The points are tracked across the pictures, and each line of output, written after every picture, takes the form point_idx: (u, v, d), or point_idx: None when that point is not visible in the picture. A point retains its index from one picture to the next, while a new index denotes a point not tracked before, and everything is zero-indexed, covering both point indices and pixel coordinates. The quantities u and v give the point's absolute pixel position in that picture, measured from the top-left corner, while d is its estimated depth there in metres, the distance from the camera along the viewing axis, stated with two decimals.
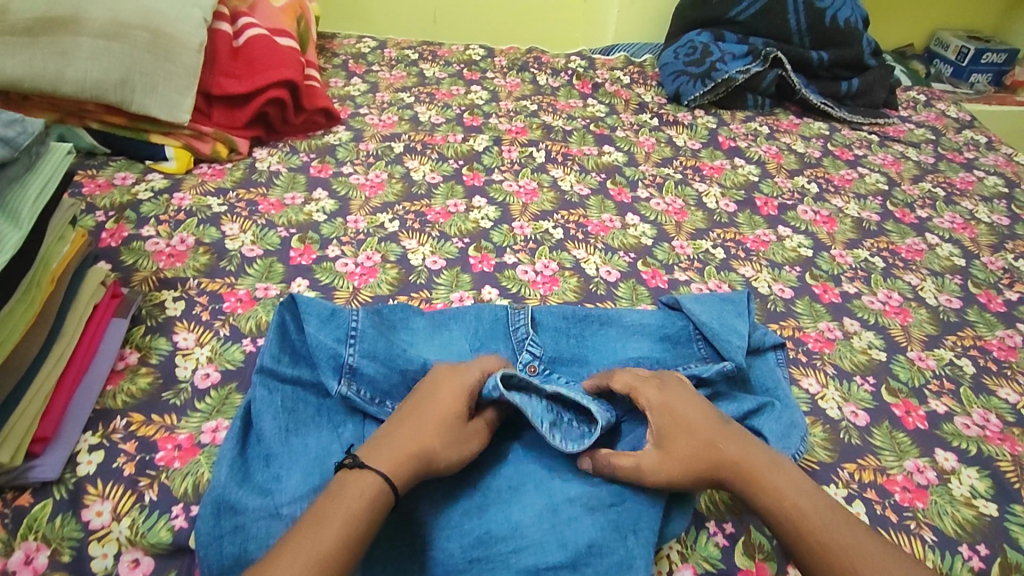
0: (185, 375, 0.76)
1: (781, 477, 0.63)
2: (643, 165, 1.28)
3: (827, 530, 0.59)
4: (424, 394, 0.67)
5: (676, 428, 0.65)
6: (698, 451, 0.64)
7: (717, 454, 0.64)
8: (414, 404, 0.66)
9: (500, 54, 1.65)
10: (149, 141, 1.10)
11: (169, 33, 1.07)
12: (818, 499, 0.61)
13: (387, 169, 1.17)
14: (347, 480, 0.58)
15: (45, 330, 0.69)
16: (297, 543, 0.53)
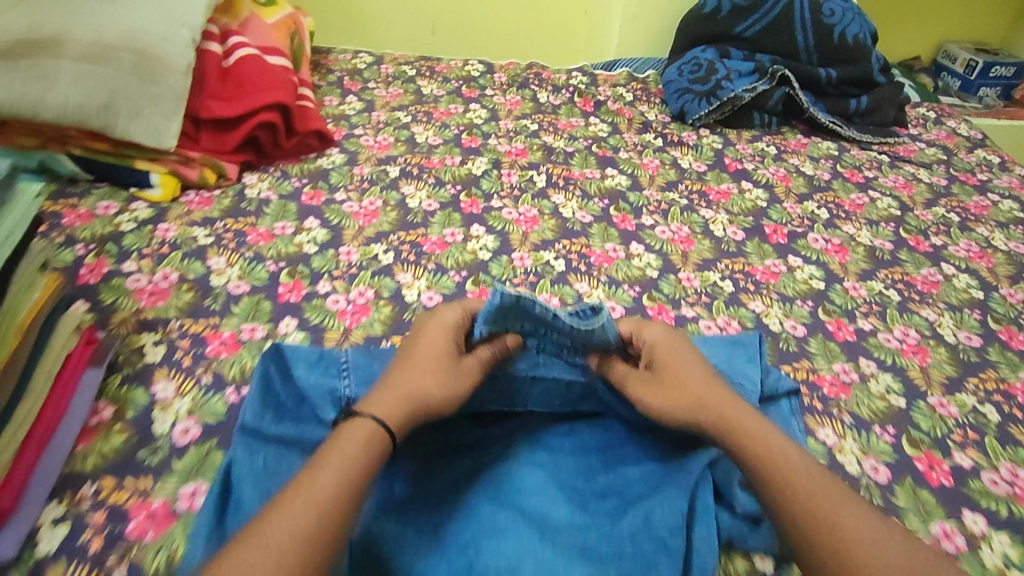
0: (163, 430, 0.71)
1: (761, 420, 0.67)
2: (647, 189, 1.23)
3: (805, 477, 0.61)
4: (412, 342, 0.74)
5: (668, 381, 0.70)
6: (684, 394, 0.69)
7: (702, 394, 0.69)
8: (405, 353, 0.72)
9: (499, 70, 1.60)
10: (134, 166, 1.05)
11: (155, 54, 1.03)
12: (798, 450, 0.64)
13: (382, 196, 1.12)
14: (348, 426, 0.63)
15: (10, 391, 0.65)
16: (292, 502, 0.55)
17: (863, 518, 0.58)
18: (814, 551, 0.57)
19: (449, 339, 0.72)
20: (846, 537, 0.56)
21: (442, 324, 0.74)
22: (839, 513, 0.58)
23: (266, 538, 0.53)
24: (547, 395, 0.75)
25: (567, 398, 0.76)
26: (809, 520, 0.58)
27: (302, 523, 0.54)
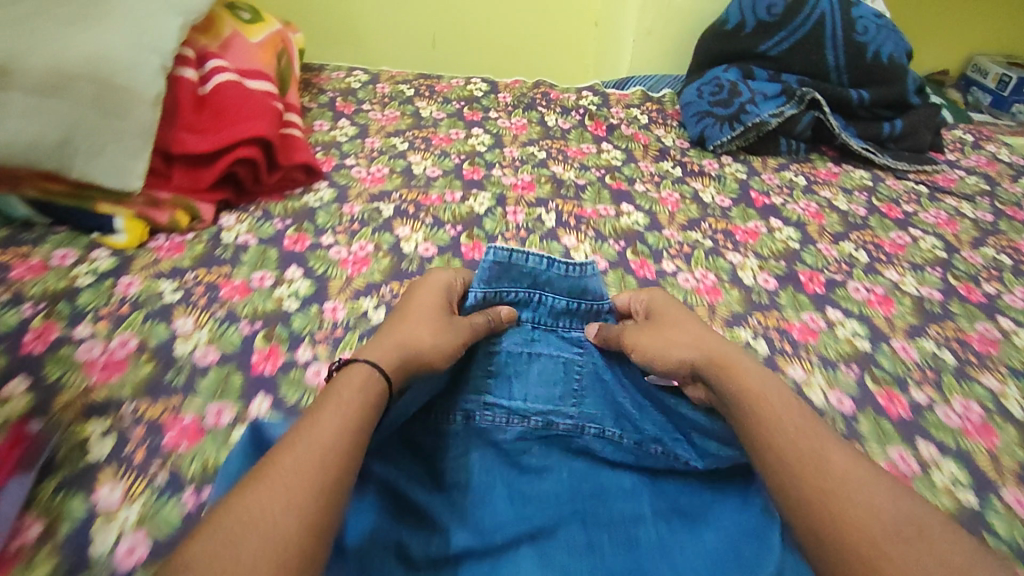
0: (103, 550, 0.60)
1: (740, 360, 0.72)
2: (667, 228, 1.12)
3: (786, 417, 0.64)
4: (405, 304, 0.80)
5: (662, 330, 0.78)
6: (665, 340, 0.76)
7: (682, 344, 0.75)
8: (401, 310, 0.79)
9: (504, 89, 1.49)
10: (96, 209, 0.95)
11: (119, 83, 0.90)
12: (777, 386, 0.69)
13: (374, 239, 1.03)
14: (342, 372, 0.66)
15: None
16: (289, 446, 0.56)
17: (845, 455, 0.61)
18: (802, 490, 0.58)
19: (441, 297, 0.80)
20: (836, 476, 0.58)
21: (434, 288, 0.81)
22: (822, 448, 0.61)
23: (269, 478, 0.53)
24: (545, 381, 0.78)
25: (564, 393, 0.77)
26: (795, 458, 0.60)
27: (304, 465, 0.55)
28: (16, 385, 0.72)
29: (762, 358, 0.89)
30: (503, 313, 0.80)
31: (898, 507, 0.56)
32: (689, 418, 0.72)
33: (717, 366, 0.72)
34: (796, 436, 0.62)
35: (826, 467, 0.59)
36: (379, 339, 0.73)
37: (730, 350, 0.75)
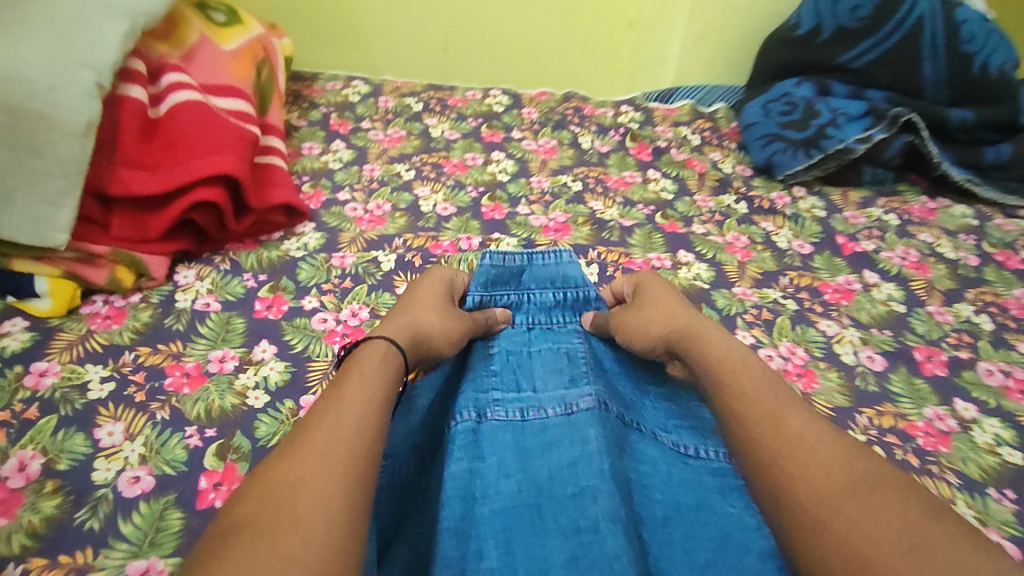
0: None
1: (713, 329, 0.68)
2: (738, 286, 0.90)
3: (744, 374, 0.59)
4: (409, 291, 0.76)
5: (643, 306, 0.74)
6: (639, 316, 0.72)
7: (654, 317, 0.72)
8: (403, 299, 0.74)
9: (529, 103, 1.27)
10: (11, 267, 0.74)
11: (33, 110, 0.71)
12: (738, 348, 0.64)
13: (369, 301, 0.81)
14: (359, 348, 0.62)
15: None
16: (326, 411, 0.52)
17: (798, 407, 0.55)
18: (754, 450, 0.53)
19: (444, 289, 0.76)
20: (789, 433, 0.53)
21: (438, 279, 0.77)
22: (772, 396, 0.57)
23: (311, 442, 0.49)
24: (551, 371, 0.68)
25: (575, 374, 0.68)
26: (748, 419, 0.55)
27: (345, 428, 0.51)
28: None
29: None
30: (499, 313, 0.75)
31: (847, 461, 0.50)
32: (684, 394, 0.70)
33: (684, 336, 0.68)
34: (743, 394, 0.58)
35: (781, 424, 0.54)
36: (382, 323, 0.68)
37: (697, 319, 0.70)
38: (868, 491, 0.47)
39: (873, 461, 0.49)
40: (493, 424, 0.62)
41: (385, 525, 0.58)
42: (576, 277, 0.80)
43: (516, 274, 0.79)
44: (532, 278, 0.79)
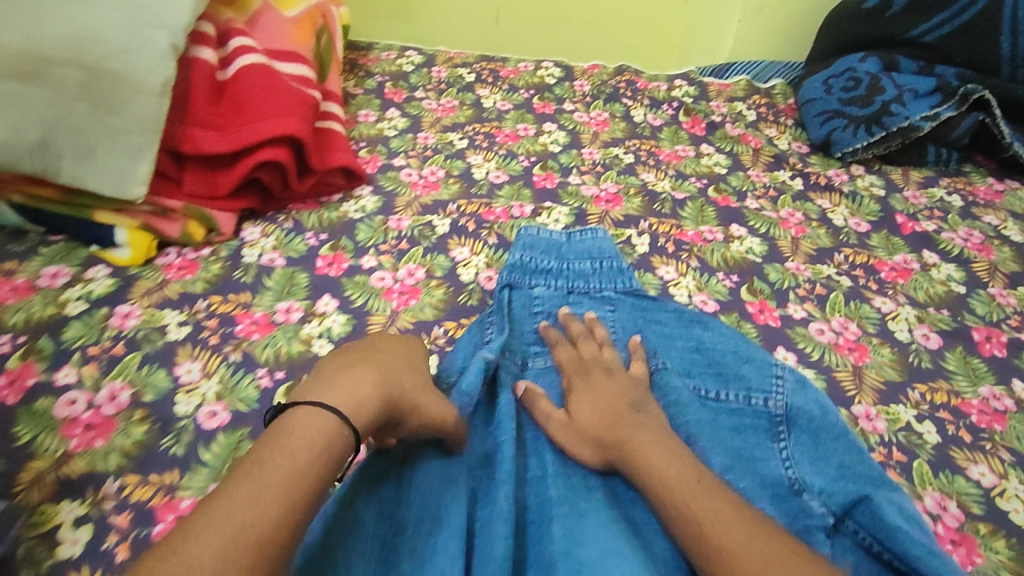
0: None
1: (641, 439, 0.59)
2: (791, 261, 0.89)
3: (676, 480, 0.55)
4: (368, 348, 0.61)
5: (579, 407, 0.64)
6: (575, 425, 0.63)
7: (587, 422, 0.62)
8: (366, 357, 0.58)
9: (581, 75, 1.26)
10: (94, 219, 0.79)
11: (110, 69, 0.74)
12: (667, 449, 0.58)
13: (425, 262, 0.84)
14: (296, 431, 0.48)
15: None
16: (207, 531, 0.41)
17: (726, 504, 0.53)
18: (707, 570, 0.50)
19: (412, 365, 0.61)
20: (712, 553, 0.50)
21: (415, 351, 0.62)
22: (695, 501, 0.53)
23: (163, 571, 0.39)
24: None
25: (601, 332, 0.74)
26: (676, 526, 0.53)
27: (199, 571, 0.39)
28: None
29: (933, 450, 0.68)
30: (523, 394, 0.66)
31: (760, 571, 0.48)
32: (703, 339, 0.74)
33: (617, 445, 0.60)
34: (676, 503, 0.54)
35: (705, 533, 0.51)
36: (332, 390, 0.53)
37: (624, 416, 0.62)
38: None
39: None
40: (536, 371, 0.71)
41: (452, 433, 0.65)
42: (605, 243, 0.83)
43: (555, 242, 0.83)
44: (570, 246, 0.83)
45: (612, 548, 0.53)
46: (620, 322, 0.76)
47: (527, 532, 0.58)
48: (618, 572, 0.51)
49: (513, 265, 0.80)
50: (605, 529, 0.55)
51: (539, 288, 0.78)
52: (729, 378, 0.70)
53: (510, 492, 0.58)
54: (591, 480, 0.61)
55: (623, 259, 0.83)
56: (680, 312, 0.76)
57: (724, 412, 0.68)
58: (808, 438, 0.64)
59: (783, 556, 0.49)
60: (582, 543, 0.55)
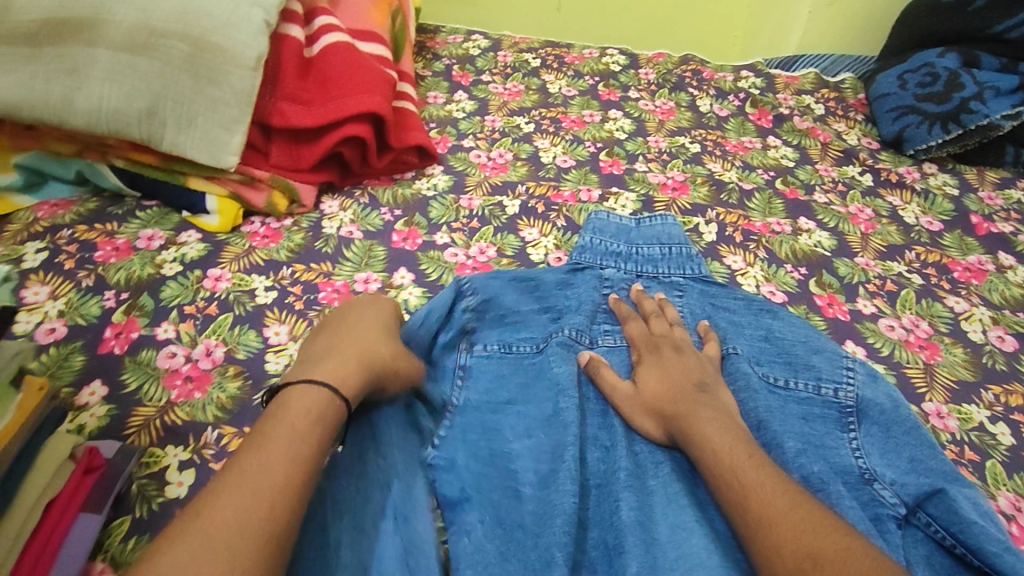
0: None
1: (705, 415, 0.60)
2: (861, 256, 0.88)
3: (729, 453, 0.56)
4: (336, 317, 0.66)
5: (642, 381, 0.65)
6: (639, 397, 0.64)
7: (651, 393, 0.64)
8: (335, 328, 0.63)
9: (646, 63, 1.26)
10: (187, 186, 0.84)
11: (213, 42, 0.78)
12: (725, 426, 0.59)
13: (496, 241, 0.86)
14: (286, 396, 0.53)
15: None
16: (225, 479, 0.46)
17: (777, 484, 0.53)
18: (754, 541, 0.51)
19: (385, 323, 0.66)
20: (757, 524, 0.51)
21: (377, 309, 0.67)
22: (744, 472, 0.54)
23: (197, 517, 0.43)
24: None
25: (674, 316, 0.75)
26: (724, 495, 0.54)
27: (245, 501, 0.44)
28: (93, 391, 0.65)
29: (1006, 451, 0.68)
30: (586, 360, 0.68)
31: (797, 539, 0.48)
32: (773, 330, 0.74)
33: (678, 418, 0.61)
34: (728, 475, 0.55)
35: (750, 505, 0.52)
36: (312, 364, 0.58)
37: (687, 393, 0.62)
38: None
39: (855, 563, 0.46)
40: (605, 348, 0.72)
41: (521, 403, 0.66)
42: (674, 229, 0.84)
43: (624, 228, 0.84)
44: (639, 231, 0.83)
45: (681, 524, 0.56)
46: (690, 307, 0.76)
47: (589, 494, 0.60)
48: (688, 546, 0.54)
49: (582, 248, 0.81)
50: (673, 504, 0.57)
51: (609, 270, 0.79)
52: (798, 368, 0.70)
53: (574, 452, 0.60)
54: (658, 455, 0.62)
55: (692, 245, 0.83)
56: (749, 300, 0.77)
57: (794, 400, 0.68)
58: (879, 430, 0.65)
59: (824, 528, 0.49)
60: (652, 516, 0.57)
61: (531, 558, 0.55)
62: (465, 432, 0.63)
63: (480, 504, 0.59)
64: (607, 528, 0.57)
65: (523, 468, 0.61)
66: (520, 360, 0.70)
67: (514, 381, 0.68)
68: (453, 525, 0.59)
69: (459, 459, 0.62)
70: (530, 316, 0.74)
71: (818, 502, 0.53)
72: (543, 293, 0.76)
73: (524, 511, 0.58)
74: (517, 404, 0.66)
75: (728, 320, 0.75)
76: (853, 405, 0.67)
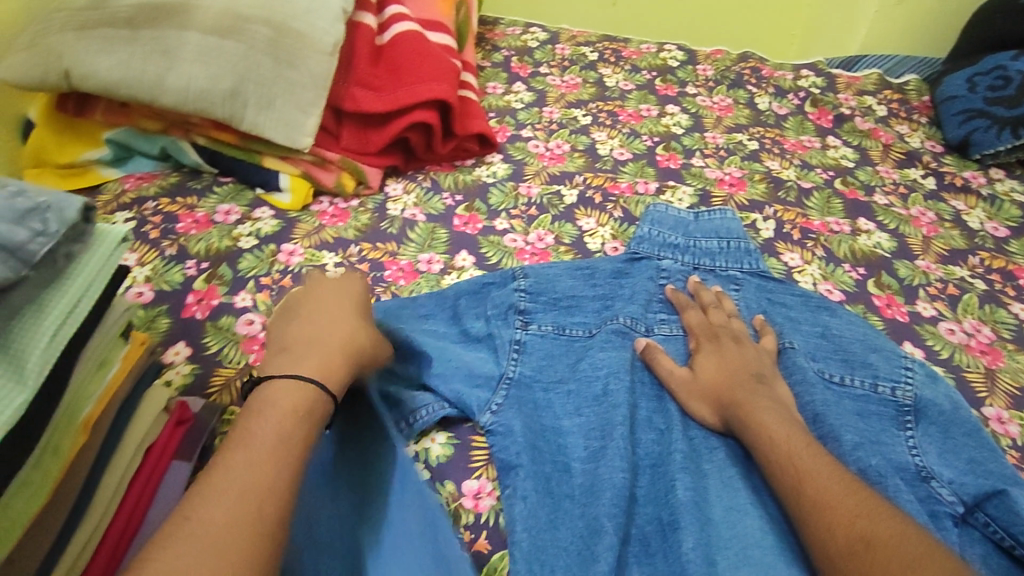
0: None
1: (763, 403, 0.61)
2: (922, 259, 0.88)
3: (786, 440, 0.57)
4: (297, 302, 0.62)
5: (697, 368, 0.67)
6: (695, 385, 0.65)
7: (708, 378, 0.65)
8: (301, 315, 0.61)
9: (704, 60, 1.26)
10: (263, 164, 0.88)
11: (294, 28, 0.83)
12: (782, 416, 0.60)
13: (554, 229, 0.88)
14: (265, 388, 0.52)
15: (53, 531, 0.47)
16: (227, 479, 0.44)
17: (832, 471, 0.54)
18: (806, 522, 0.52)
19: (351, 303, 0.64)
20: (811, 507, 0.52)
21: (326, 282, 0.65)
22: (801, 458, 0.56)
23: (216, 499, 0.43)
24: None
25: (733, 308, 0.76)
26: (778, 480, 0.56)
27: (261, 460, 0.46)
28: (178, 351, 0.69)
29: None
30: (642, 346, 0.69)
31: (850, 523, 0.50)
32: (829, 327, 0.74)
33: (735, 405, 0.62)
34: (783, 460, 0.56)
35: (804, 489, 0.53)
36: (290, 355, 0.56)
37: (744, 382, 0.64)
38: (862, 561, 0.47)
39: (909, 549, 0.47)
40: (662, 336, 0.73)
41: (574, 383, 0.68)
42: (732, 224, 0.84)
43: (681, 221, 0.85)
44: (696, 226, 0.84)
45: (736, 505, 0.57)
46: (746, 301, 0.77)
47: (643, 473, 0.61)
48: (743, 527, 0.55)
49: (640, 239, 0.82)
50: (728, 487, 0.59)
51: (666, 261, 0.80)
52: (855, 365, 0.70)
53: (625, 432, 0.62)
54: (713, 441, 0.63)
55: (750, 240, 0.84)
56: (807, 297, 0.78)
57: (849, 396, 0.68)
58: (937, 430, 0.65)
59: (877, 513, 0.50)
60: (707, 498, 0.58)
61: (582, 527, 0.57)
62: (520, 408, 0.65)
63: (533, 472, 0.61)
64: (661, 505, 0.59)
65: (573, 444, 0.63)
66: (572, 343, 0.72)
67: (565, 361, 0.70)
68: (507, 489, 0.60)
69: (515, 428, 0.63)
70: (585, 302, 0.75)
71: (875, 492, 0.53)
72: (597, 280, 0.77)
73: (578, 485, 0.60)
74: (570, 384, 0.68)
75: (785, 316, 0.76)
76: (911, 406, 0.67)
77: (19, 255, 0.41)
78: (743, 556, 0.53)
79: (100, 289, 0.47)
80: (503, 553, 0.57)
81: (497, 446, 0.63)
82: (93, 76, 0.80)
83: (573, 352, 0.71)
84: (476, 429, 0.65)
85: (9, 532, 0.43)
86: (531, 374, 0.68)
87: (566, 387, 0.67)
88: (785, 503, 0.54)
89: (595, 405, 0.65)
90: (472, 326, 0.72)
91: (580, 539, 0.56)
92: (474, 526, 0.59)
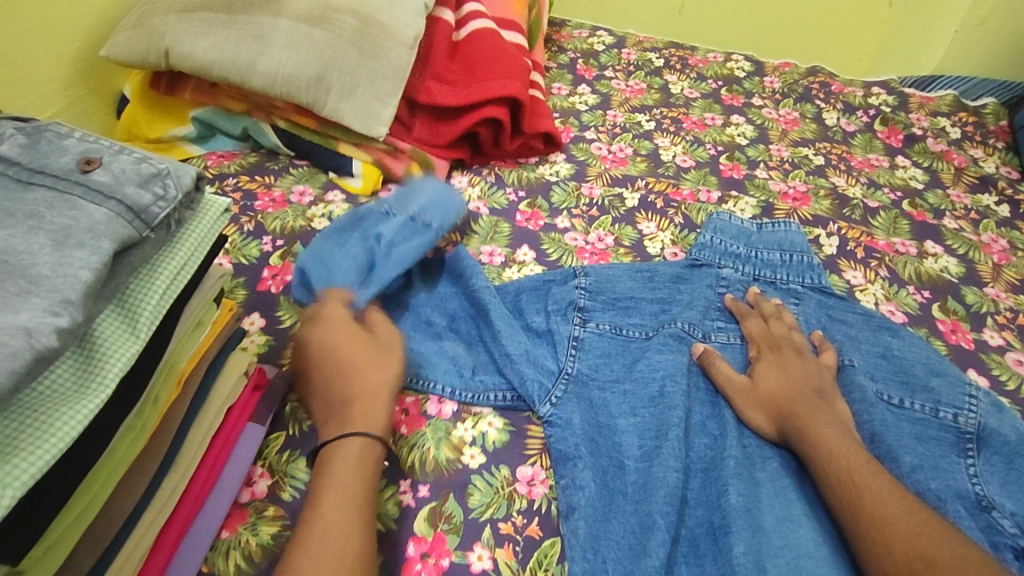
0: None
1: (821, 416, 0.61)
2: (990, 287, 0.86)
3: (845, 455, 0.57)
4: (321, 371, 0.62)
5: (757, 377, 0.67)
6: (752, 394, 0.66)
7: (767, 389, 0.66)
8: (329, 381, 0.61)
9: (772, 72, 1.25)
10: (337, 150, 0.92)
11: (379, 21, 0.87)
12: (841, 432, 0.60)
13: (614, 231, 0.89)
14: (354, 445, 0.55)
15: (147, 476, 0.50)
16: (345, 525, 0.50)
17: (894, 493, 0.54)
18: (862, 538, 0.52)
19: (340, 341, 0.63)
20: (872, 521, 0.52)
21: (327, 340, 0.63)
22: (860, 474, 0.56)
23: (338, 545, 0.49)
24: None
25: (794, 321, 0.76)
26: (835, 494, 0.56)
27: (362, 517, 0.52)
28: (253, 321, 0.73)
29: None
30: (700, 351, 0.70)
31: (911, 541, 0.50)
32: (888, 346, 0.73)
33: (793, 417, 0.62)
34: (838, 474, 0.56)
35: (864, 503, 0.53)
36: (342, 406, 0.59)
37: (802, 395, 0.64)
38: None
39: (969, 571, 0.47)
40: (718, 344, 0.73)
41: (628, 384, 0.68)
42: (795, 236, 0.84)
43: (742, 229, 0.85)
44: (757, 235, 0.84)
45: (788, 515, 0.58)
46: (806, 315, 0.77)
47: (694, 476, 0.62)
48: (797, 539, 0.56)
49: (700, 247, 0.83)
50: (781, 498, 0.59)
51: (726, 270, 0.80)
52: (916, 389, 0.69)
53: (680, 433, 0.63)
54: (767, 450, 0.63)
55: (814, 255, 0.83)
56: (869, 316, 0.77)
57: (908, 419, 0.67)
58: (1000, 460, 0.64)
59: (936, 533, 0.50)
60: (759, 505, 0.59)
61: (634, 523, 0.58)
62: (576, 402, 0.66)
63: (592, 464, 0.62)
64: (711, 508, 0.59)
65: (628, 442, 0.64)
66: (628, 342, 0.73)
67: (622, 361, 0.71)
68: (564, 479, 0.61)
69: (574, 421, 0.65)
70: (643, 304, 0.76)
71: (936, 514, 0.53)
72: (657, 283, 0.78)
73: (631, 485, 0.61)
74: (622, 382, 0.69)
75: (844, 334, 0.75)
76: (976, 434, 0.66)
77: (142, 217, 0.45)
78: (795, 566, 0.54)
79: (204, 255, 0.51)
80: (555, 540, 0.59)
81: (554, 437, 0.64)
82: (191, 56, 0.85)
83: (630, 355, 0.71)
84: (533, 419, 0.67)
85: (111, 472, 0.46)
86: (588, 371, 0.70)
87: (621, 386, 0.69)
88: (840, 517, 0.54)
89: (649, 405, 0.66)
90: (533, 320, 0.74)
91: (632, 534, 0.58)
92: (528, 511, 0.60)
